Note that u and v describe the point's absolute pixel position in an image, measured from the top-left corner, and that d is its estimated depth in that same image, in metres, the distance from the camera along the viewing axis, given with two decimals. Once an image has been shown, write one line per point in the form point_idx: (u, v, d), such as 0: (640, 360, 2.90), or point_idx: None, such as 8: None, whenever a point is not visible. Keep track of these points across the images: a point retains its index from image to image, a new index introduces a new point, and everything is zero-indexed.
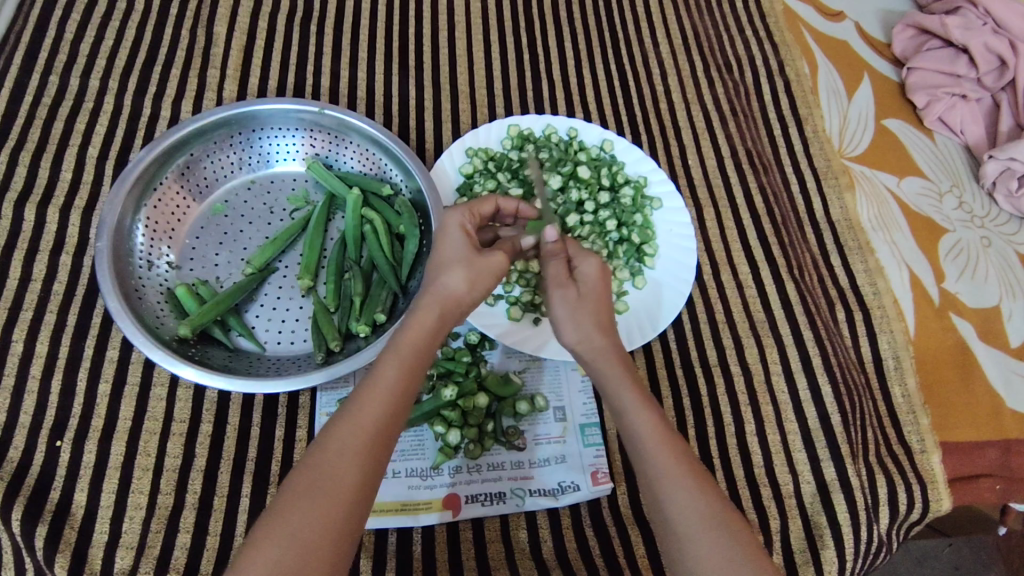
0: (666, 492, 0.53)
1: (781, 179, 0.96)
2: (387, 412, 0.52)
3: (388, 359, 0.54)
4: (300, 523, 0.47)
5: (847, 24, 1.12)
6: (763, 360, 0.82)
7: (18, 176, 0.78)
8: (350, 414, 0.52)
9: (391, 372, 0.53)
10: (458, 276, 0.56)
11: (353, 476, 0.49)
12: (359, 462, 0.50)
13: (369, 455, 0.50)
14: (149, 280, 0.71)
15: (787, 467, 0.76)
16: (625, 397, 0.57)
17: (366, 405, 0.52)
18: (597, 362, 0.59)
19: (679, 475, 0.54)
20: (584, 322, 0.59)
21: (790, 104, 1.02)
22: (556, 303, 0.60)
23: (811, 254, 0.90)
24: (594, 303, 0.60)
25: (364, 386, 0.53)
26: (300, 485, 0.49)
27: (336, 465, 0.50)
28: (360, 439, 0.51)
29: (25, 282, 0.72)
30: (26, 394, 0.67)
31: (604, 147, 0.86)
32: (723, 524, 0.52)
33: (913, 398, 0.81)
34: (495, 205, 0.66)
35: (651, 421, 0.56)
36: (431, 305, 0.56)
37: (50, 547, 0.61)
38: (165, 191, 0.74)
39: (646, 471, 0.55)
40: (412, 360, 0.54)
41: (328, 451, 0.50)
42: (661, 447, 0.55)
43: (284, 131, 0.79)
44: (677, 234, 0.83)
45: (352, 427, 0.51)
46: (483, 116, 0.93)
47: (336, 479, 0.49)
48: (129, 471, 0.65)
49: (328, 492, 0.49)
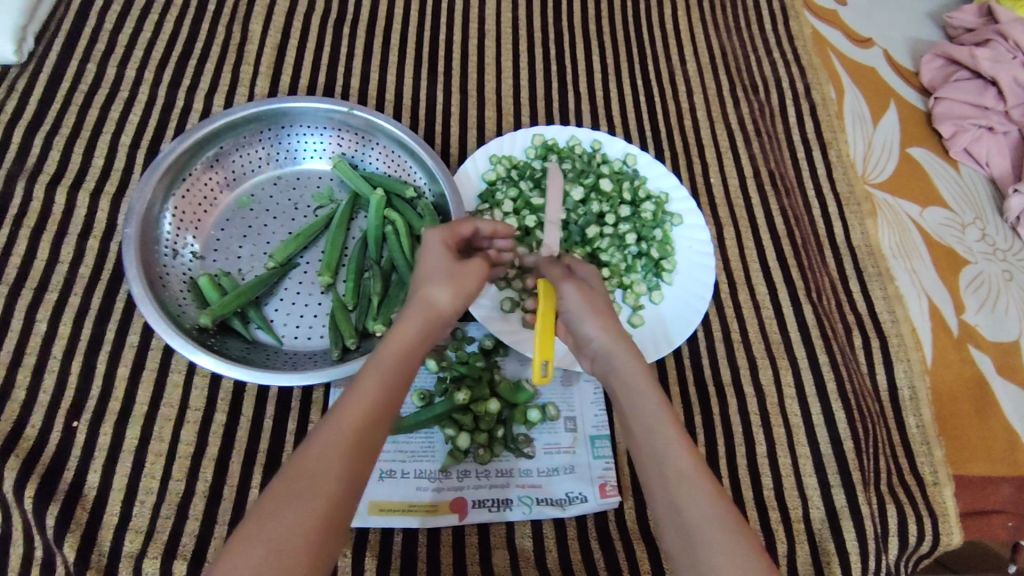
0: (676, 494, 0.51)
1: (802, 202, 0.95)
2: (369, 419, 0.52)
3: (371, 369, 0.54)
4: (283, 528, 0.47)
5: (876, 51, 1.12)
6: (777, 382, 0.81)
7: (51, 160, 0.79)
8: (332, 422, 0.51)
9: (374, 382, 0.53)
10: (443, 288, 0.58)
11: (337, 479, 0.49)
12: (338, 473, 0.49)
13: (352, 461, 0.50)
14: (173, 269, 0.72)
15: (797, 492, 0.75)
16: (640, 394, 0.56)
17: (348, 413, 0.51)
18: (615, 358, 0.59)
19: (688, 473, 0.52)
20: (596, 315, 0.60)
21: (814, 127, 1.02)
22: (568, 297, 0.60)
23: (830, 279, 0.90)
24: (596, 292, 0.62)
25: (347, 396, 0.52)
26: (279, 494, 0.48)
27: (315, 475, 0.49)
28: (342, 445, 0.50)
29: (52, 264, 0.74)
30: (45, 374, 0.68)
31: (627, 160, 0.87)
32: (734, 530, 0.49)
33: (926, 428, 0.81)
34: (475, 227, 0.64)
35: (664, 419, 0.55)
36: (416, 315, 0.57)
37: (61, 527, 0.61)
38: (193, 182, 0.75)
39: (657, 474, 0.52)
40: (398, 369, 0.54)
41: (309, 458, 0.49)
42: (675, 442, 0.53)
43: (313, 129, 0.81)
44: (695, 251, 0.84)
45: (332, 435, 0.50)
46: (508, 124, 0.94)
47: (319, 485, 0.48)
48: (142, 456, 0.66)
49: (307, 499, 0.48)
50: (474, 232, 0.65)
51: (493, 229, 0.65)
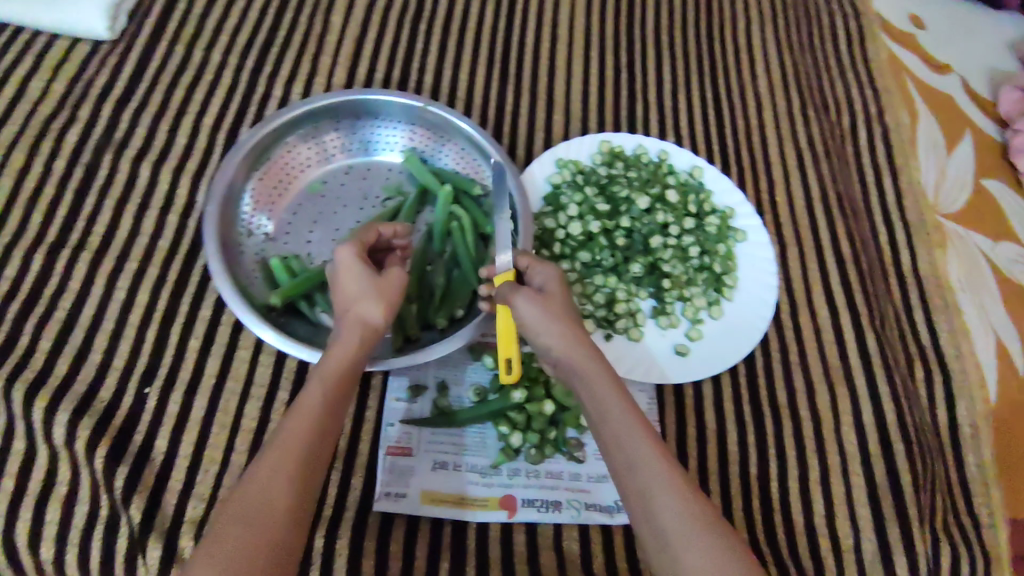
0: (656, 501, 0.52)
1: (869, 227, 0.93)
2: (313, 432, 0.54)
3: (311, 387, 0.56)
4: (233, 546, 0.47)
5: (953, 77, 1.09)
6: (834, 408, 0.80)
7: (139, 136, 0.83)
8: (278, 441, 0.53)
9: (315, 399, 0.56)
10: (374, 305, 0.61)
11: (287, 491, 0.51)
12: (288, 485, 0.51)
13: (299, 466, 0.52)
14: (247, 248, 0.75)
15: (848, 520, 0.74)
16: (603, 400, 0.57)
17: (292, 429, 0.54)
18: (573, 364, 0.59)
19: (664, 477, 0.53)
20: (556, 319, 0.61)
21: (885, 151, 1.00)
22: (523, 308, 0.60)
23: (893, 307, 0.88)
24: (552, 300, 0.62)
25: (290, 416, 0.55)
26: (232, 517, 0.49)
27: (266, 491, 0.50)
28: (289, 459, 0.52)
29: (134, 235, 0.77)
30: (122, 340, 0.71)
31: (694, 172, 0.87)
32: (713, 525, 0.52)
33: (986, 468, 0.78)
34: (375, 233, 0.68)
35: (632, 423, 0.56)
36: (353, 333, 0.59)
37: (128, 487, 0.64)
38: (271, 166, 0.78)
39: (635, 486, 0.54)
40: (336, 383, 0.57)
41: (258, 477, 0.51)
42: (648, 448, 0.55)
43: (388, 123, 0.83)
44: (758, 269, 0.83)
45: (278, 451, 0.52)
46: (576, 129, 0.94)
47: (270, 498, 0.50)
48: (208, 427, 0.68)
49: (260, 514, 0.49)
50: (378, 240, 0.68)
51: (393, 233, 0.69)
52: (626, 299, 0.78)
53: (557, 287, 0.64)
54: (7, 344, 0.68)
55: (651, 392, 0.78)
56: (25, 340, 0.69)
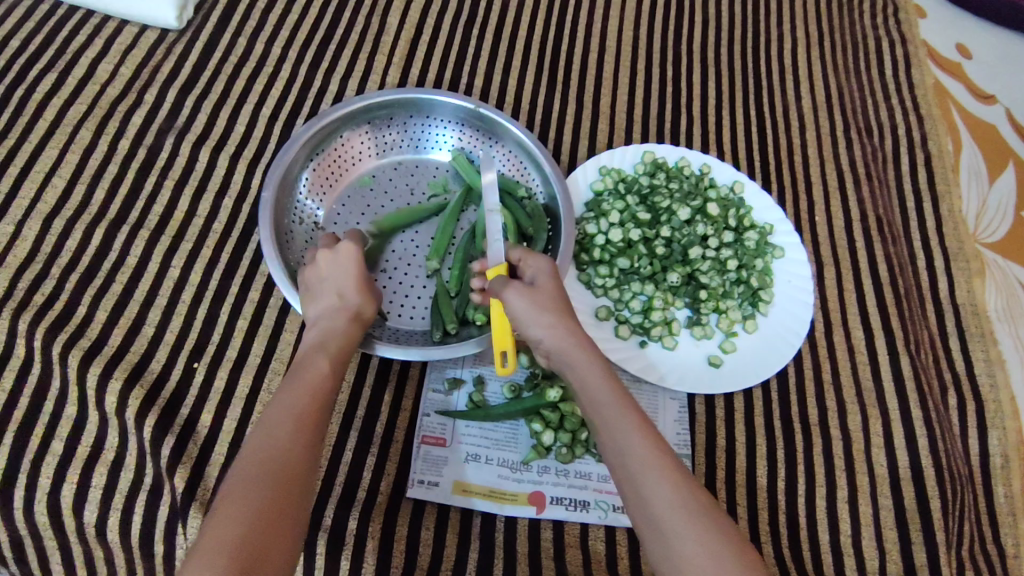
0: (644, 482, 0.54)
1: (908, 251, 0.93)
2: (321, 397, 0.59)
3: (316, 359, 0.61)
4: (253, 501, 0.50)
5: (998, 108, 1.09)
6: (865, 429, 0.80)
7: (199, 123, 0.86)
8: (289, 402, 0.57)
9: (321, 368, 0.60)
10: (368, 296, 0.68)
11: (302, 444, 0.54)
12: (303, 439, 0.55)
13: (311, 424, 0.56)
14: (297, 233, 0.77)
15: (874, 542, 0.74)
16: (594, 388, 0.59)
17: (303, 393, 0.58)
18: (564, 353, 0.61)
19: (651, 459, 0.55)
20: (547, 309, 0.62)
21: (927, 177, 1.00)
22: (516, 302, 0.62)
23: (929, 332, 0.87)
24: (542, 292, 0.63)
25: (298, 382, 0.59)
26: (252, 468, 0.52)
27: (284, 444, 0.54)
28: (303, 418, 0.56)
29: (190, 216, 0.80)
30: (174, 315, 0.74)
31: (734, 187, 0.88)
32: (703, 505, 0.54)
33: (1016, 500, 0.78)
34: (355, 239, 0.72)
35: (622, 408, 0.58)
36: (350, 316, 0.66)
37: (173, 457, 0.66)
38: (325, 157, 0.80)
39: (623, 469, 0.55)
40: (338, 358, 0.62)
41: (274, 433, 0.54)
42: (635, 431, 0.57)
43: (438, 121, 0.85)
44: (795, 286, 0.84)
45: (291, 411, 0.56)
46: (619, 138, 0.96)
47: (288, 451, 0.53)
48: (251, 404, 0.71)
49: (280, 464, 0.52)
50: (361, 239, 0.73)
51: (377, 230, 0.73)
52: (663, 309, 0.79)
53: (552, 280, 0.65)
54: (66, 314, 0.71)
55: (682, 401, 0.79)
56: (83, 310, 0.72)
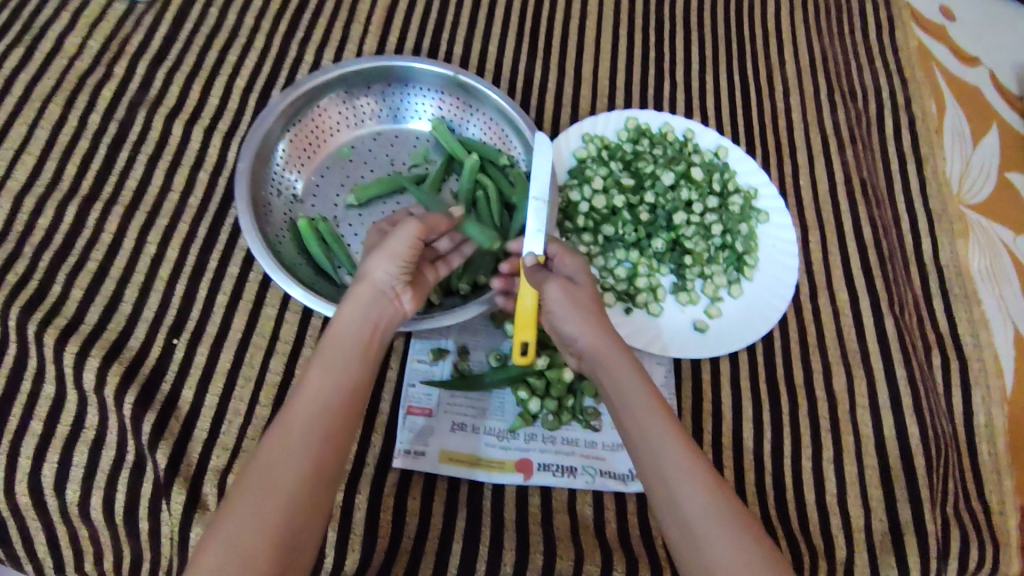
0: (679, 489, 0.54)
1: (892, 214, 0.93)
2: (321, 402, 0.55)
3: (317, 361, 0.57)
4: (242, 520, 0.49)
5: (982, 70, 1.08)
6: (850, 390, 0.80)
7: (171, 96, 0.84)
8: (286, 415, 0.54)
9: (321, 370, 0.56)
10: (382, 267, 0.60)
11: (296, 457, 0.52)
12: (300, 453, 0.52)
13: (312, 437, 0.53)
14: (276, 206, 0.75)
15: (859, 500, 0.74)
16: (629, 389, 0.57)
17: (299, 402, 0.55)
18: (599, 354, 0.59)
19: (687, 465, 0.55)
20: (586, 310, 0.60)
21: (911, 140, 0.99)
22: (554, 297, 0.60)
23: (914, 294, 0.88)
24: (583, 291, 0.61)
25: (298, 389, 0.56)
26: (244, 484, 0.51)
27: (276, 460, 0.52)
28: (299, 429, 0.53)
29: (165, 191, 0.78)
30: (151, 292, 0.72)
31: (718, 153, 0.87)
32: (735, 515, 0.54)
33: (1000, 457, 0.79)
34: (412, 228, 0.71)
35: (657, 409, 0.57)
36: (363, 300, 0.60)
37: (155, 434, 0.65)
38: (303, 128, 0.79)
39: (657, 473, 0.55)
40: (342, 355, 0.58)
41: (267, 447, 0.53)
42: (677, 446, 0.55)
43: (418, 90, 0.83)
44: (780, 250, 0.84)
45: (286, 424, 0.54)
46: (602, 105, 0.95)
47: (279, 468, 0.51)
48: (233, 379, 0.70)
49: (271, 481, 0.51)
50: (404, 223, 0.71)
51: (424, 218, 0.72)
52: (648, 275, 0.79)
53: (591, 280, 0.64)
54: (40, 292, 0.70)
55: (668, 366, 0.79)
56: (57, 288, 0.71)
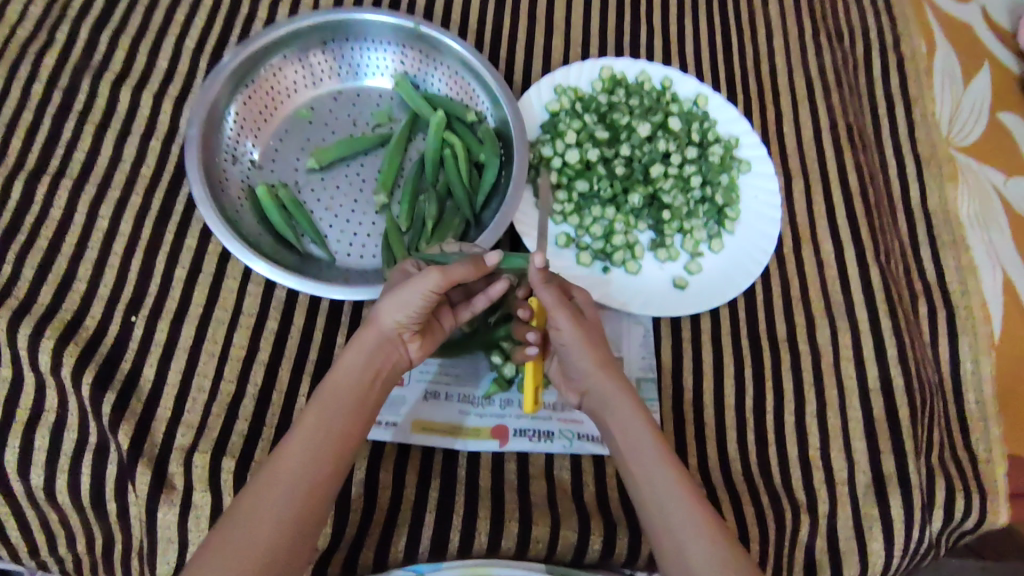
0: (686, 537, 0.54)
1: (879, 160, 0.90)
2: (306, 458, 0.53)
3: (309, 410, 0.56)
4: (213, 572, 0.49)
5: (974, 5, 1.03)
6: (834, 343, 0.78)
7: (117, 59, 0.79)
8: (271, 466, 0.53)
9: (311, 421, 0.55)
10: (388, 316, 0.57)
11: (274, 513, 0.51)
12: (280, 509, 0.51)
13: (292, 493, 0.52)
14: (232, 174, 0.72)
15: (843, 453, 0.73)
16: (637, 435, 0.59)
17: (285, 454, 0.54)
18: (608, 399, 0.60)
19: (692, 513, 0.55)
20: (594, 351, 0.60)
21: (899, 81, 0.95)
22: (564, 330, 0.59)
23: (900, 242, 0.85)
24: (589, 324, 0.62)
25: (287, 439, 0.55)
26: (222, 534, 0.51)
27: (255, 514, 0.51)
28: (282, 483, 0.52)
29: (115, 162, 0.74)
30: (106, 268, 0.69)
31: (697, 101, 0.83)
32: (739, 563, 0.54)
33: (987, 405, 0.77)
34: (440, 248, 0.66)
35: (662, 455, 0.58)
36: (362, 346, 0.58)
37: (116, 415, 0.63)
38: (257, 89, 0.75)
39: (663, 520, 0.55)
40: (334, 405, 0.56)
41: (250, 498, 0.52)
42: (676, 487, 0.56)
43: (377, 44, 0.79)
44: (762, 201, 0.81)
45: (272, 476, 0.53)
46: (576, 55, 0.90)
47: (257, 522, 0.51)
48: (196, 355, 0.67)
49: (246, 535, 0.50)
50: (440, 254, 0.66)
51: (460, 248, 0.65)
52: (625, 232, 0.76)
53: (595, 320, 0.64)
54: None
55: (647, 325, 0.77)
56: (6, 268, 0.67)
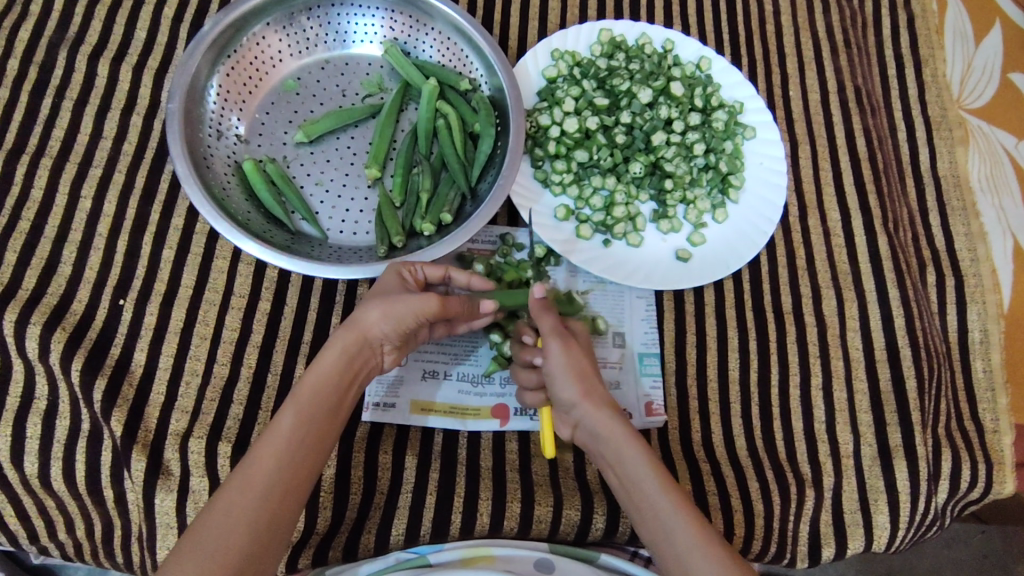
0: (689, 560, 0.51)
1: (888, 123, 0.87)
2: (283, 459, 0.51)
3: (286, 410, 0.53)
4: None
5: None
6: (840, 315, 0.76)
7: (93, 30, 0.76)
8: (246, 468, 0.51)
9: (289, 421, 0.53)
10: (377, 322, 0.56)
11: (249, 516, 0.49)
12: (254, 513, 0.49)
13: (269, 497, 0.50)
14: (217, 150, 0.69)
15: (848, 426, 0.72)
16: (628, 456, 0.56)
17: (261, 455, 0.51)
18: (595, 423, 0.57)
19: (693, 531, 0.52)
20: (584, 376, 0.58)
21: (910, 40, 0.91)
22: (554, 357, 0.57)
23: (909, 210, 0.83)
24: (579, 349, 0.59)
25: (262, 439, 0.52)
26: (194, 536, 0.48)
27: (229, 517, 0.49)
28: (257, 484, 0.50)
29: (96, 139, 0.71)
30: (91, 250, 0.67)
31: (701, 64, 0.80)
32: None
33: (995, 374, 0.76)
34: (446, 272, 0.62)
35: (656, 473, 0.55)
36: (342, 344, 0.55)
37: (108, 401, 0.62)
38: (240, 60, 0.71)
39: (665, 544, 0.52)
40: (313, 404, 0.54)
41: (223, 500, 0.49)
42: (680, 512, 0.53)
43: (364, 9, 0.75)
44: (768, 168, 0.78)
45: (247, 478, 0.50)
46: (573, 18, 0.86)
47: (231, 526, 0.48)
48: (188, 338, 0.66)
49: (220, 539, 0.48)
50: (444, 276, 0.63)
51: (468, 280, 0.64)
52: (626, 203, 0.74)
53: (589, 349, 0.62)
54: None
55: (649, 300, 0.75)
56: None
